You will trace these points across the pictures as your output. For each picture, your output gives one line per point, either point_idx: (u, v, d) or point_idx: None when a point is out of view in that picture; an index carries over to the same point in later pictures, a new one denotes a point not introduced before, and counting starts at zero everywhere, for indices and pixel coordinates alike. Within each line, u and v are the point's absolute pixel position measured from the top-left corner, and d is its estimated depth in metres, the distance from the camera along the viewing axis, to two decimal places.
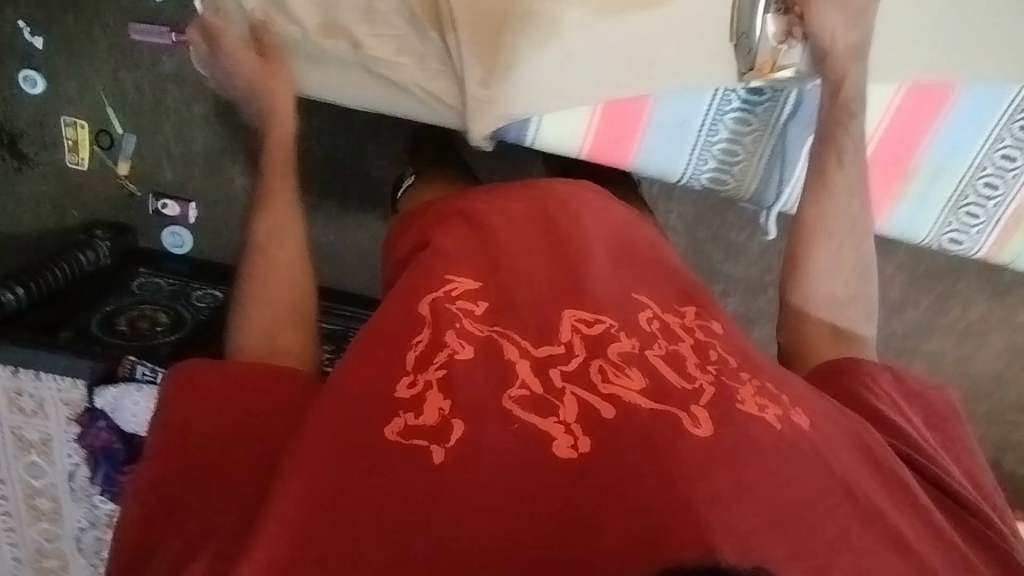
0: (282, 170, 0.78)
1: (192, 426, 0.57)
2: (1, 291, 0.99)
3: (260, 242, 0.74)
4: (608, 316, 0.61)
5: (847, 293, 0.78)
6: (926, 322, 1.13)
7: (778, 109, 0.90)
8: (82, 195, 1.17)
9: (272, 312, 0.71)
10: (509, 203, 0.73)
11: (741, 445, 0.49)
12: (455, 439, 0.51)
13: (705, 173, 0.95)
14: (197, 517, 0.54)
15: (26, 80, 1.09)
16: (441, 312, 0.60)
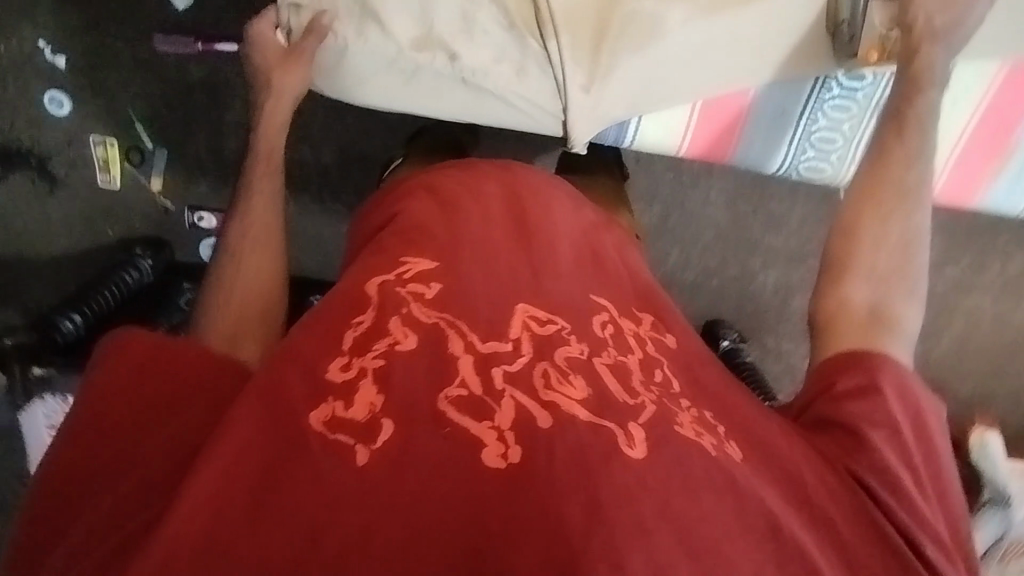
0: (269, 167, 0.84)
1: (125, 397, 0.55)
2: (62, 320, 1.08)
3: (236, 243, 0.78)
4: (562, 319, 0.59)
5: (889, 266, 0.72)
6: (967, 279, 1.26)
7: (879, 92, 0.96)
8: (116, 212, 1.21)
9: (241, 308, 0.72)
10: (478, 184, 0.71)
11: (672, 467, 0.50)
12: (382, 441, 0.48)
13: (803, 162, 1.02)
14: (109, 499, 0.50)
15: (52, 102, 1.14)
16: (387, 296, 0.58)
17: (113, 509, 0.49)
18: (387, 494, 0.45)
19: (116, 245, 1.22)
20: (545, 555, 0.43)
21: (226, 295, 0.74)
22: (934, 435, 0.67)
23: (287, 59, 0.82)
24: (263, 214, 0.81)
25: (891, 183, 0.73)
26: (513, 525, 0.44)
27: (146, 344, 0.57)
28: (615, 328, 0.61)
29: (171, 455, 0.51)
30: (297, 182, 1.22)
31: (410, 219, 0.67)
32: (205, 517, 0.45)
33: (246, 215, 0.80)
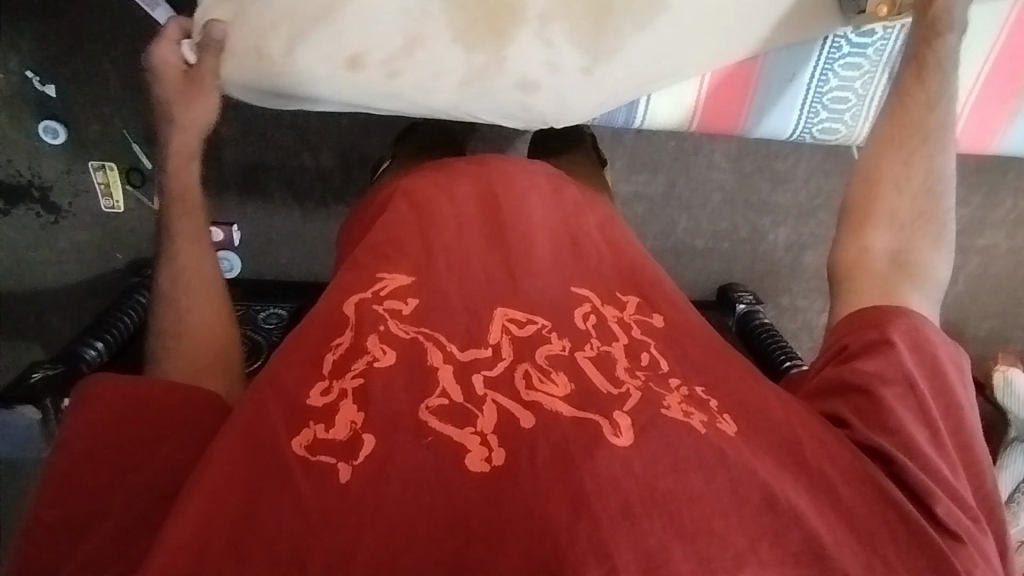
0: (186, 205, 0.75)
1: (104, 443, 0.56)
2: (85, 347, 1.02)
3: (169, 291, 0.73)
4: (541, 317, 0.58)
5: (912, 213, 0.71)
6: (979, 218, 1.28)
7: (891, 46, 0.92)
8: (123, 235, 1.25)
9: (194, 357, 0.70)
10: (451, 181, 0.70)
11: (662, 451, 0.49)
12: (364, 455, 0.48)
13: (816, 125, 0.99)
14: (87, 551, 0.50)
15: (46, 131, 1.14)
16: (365, 313, 0.58)
17: (100, 554, 0.49)
18: (370, 504, 0.46)
19: (127, 268, 1.28)
20: (527, 550, 0.43)
21: (175, 345, 0.71)
22: (954, 387, 0.64)
23: (191, 88, 0.74)
24: (194, 259, 0.74)
25: (911, 125, 0.73)
26: (494, 525, 0.44)
27: (118, 389, 0.58)
28: (598, 319, 0.60)
29: (150, 497, 0.53)
30: (297, 187, 1.21)
31: (389, 224, 0.66)
32: (197, 548, 0.45)
33: (173, 262, 0.74)
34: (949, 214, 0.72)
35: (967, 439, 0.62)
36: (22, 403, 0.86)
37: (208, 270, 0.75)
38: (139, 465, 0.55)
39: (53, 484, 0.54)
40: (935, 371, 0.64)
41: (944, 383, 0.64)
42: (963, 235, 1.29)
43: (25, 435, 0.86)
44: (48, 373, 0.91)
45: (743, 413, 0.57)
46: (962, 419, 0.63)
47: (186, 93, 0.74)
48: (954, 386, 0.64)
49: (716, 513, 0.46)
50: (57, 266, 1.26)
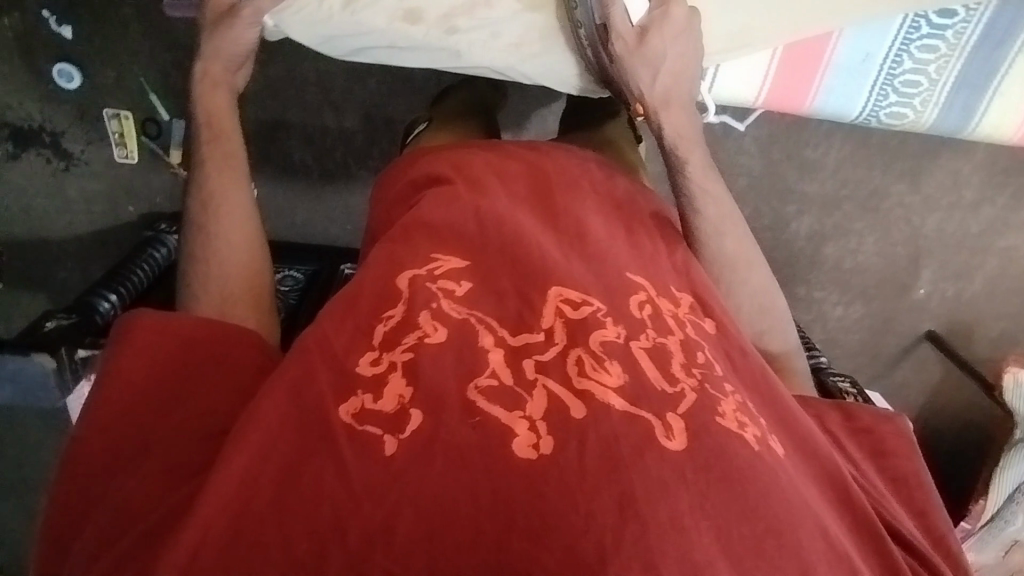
0: (218, 133, 0.70)
1: (143, 383, 0.54)
2: (99, 299, 1.02)
3: (199, 219, 0.67)
4: (596, 299, 0.57)
5: (753, 332, 0.73)
6: (1002, 218, 1.26)
7: (970, 30, 0.85)
8: (135, 186, 1.22)
9: (224, 289, 0.65)
10: (505, 165, 0.71)
11: (716, 458, 0.48)
12: (410, 431, 0.47)
13: (884, 110, 0.91)
14: (128, 488, 0.49)
15: (61, 75, 1.11)
16: (419, 289, 0.57)
17: (141, 491, 0.48)
18: (411, 485, 0.45)
19: (138, 221, 1.25)
20: (575, 545, 0.41)
21: (205, 272, 0.66)
22: (900, 460, 0.65)
23: (228, 19, 0.70)
24: (224, 185, 0.68)
25: (714, 258, 0.72)
26: (539, 516, 0.43)
27: (160, 325, 0.56)
28: (654, 309, 0.59)
29: (197, 433, 0.51)
30: (318, 147, 1.18)
31: (431, 204, 0.65)
32: (237, 504, 0.45)
33: (203, 188, 0.68)
34: (786, 318, 0.74)
35: (923, 509, 0.63)
36: (38, 351, 0.85)
37: (241, 198, 0.69)
38: (181, 402, 0.53)
39: (90, 419, 0.52)
40: (877, 450, 0.66)
41: (886, 459, 0.65)
42: (984, 235, 1.28)
43: (40, 384, 0.86)
44: (63, 324, 0.93)
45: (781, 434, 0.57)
46: (910, 466, 0.65)
47: (223, 20, 0.70)
48: (900, 458, 0.66)
49: (767, 536, 0.45)
50: (66, 215, 1.24)
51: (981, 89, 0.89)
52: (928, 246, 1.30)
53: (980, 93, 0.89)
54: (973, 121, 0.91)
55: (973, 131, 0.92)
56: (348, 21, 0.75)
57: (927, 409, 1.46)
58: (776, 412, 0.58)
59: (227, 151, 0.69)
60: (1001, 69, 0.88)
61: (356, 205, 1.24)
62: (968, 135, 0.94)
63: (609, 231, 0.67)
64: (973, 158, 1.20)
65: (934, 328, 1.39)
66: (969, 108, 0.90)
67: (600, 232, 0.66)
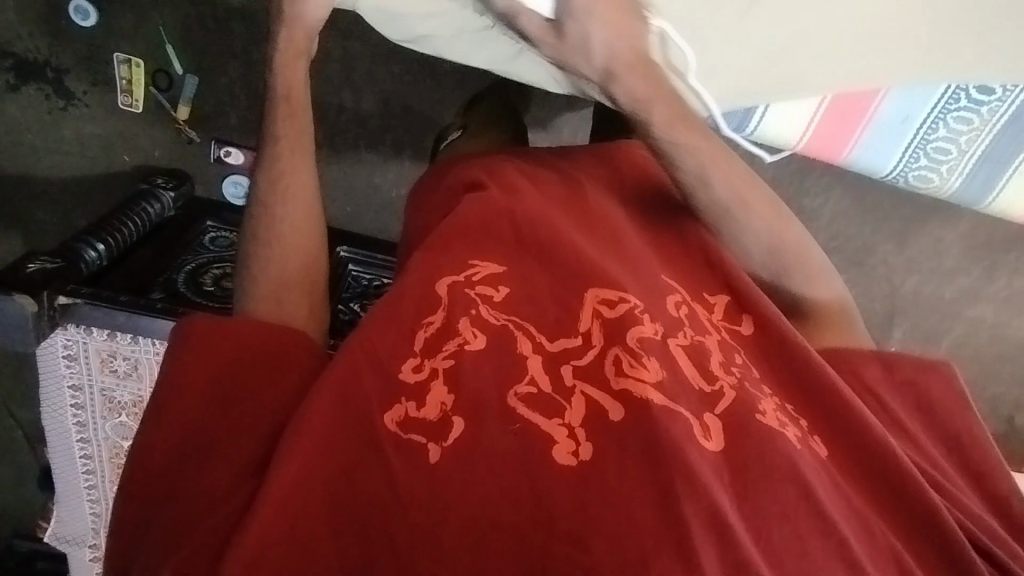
0: (293, 109, 0.69)
1: (198, 387, 0.52)
2: (84, 247, 0.96)
3: (265, 199, 0.67)
4: (633, 297, 0.57)
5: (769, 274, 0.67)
6: (975, 288, 1.31)
7: (1004, 108, 0.86)
8: (134, 137, 1.18)
9: (281, 273, 0.64)
10: (538, 171, 0.72)
11: (755, 463, 0.48)
12: (453, 439, 0.47)
13: (914, 170, 0.95)
14: (191, 494, 0.48)
15: (76, 11, 1.07)
16: (457, 296, 0.56)
17: (203, 501, 0.47)
18: (456, 488, 0.45)
19: (132, 173, 1.20)
20: (616, 546, 0.41)
21: (265, 256, 0.65)
22: (960, 424, 0.69)
23: None
24: (294, 169, 0.68)
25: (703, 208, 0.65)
26: (582, 518, 0.43)
27: (216, 326, 0.54)
28: (689, 310, 0.61)
29: (258, 438, 0.50)
30: (330, 124, 1.17)
31: (468, 209, 0.63)
32: (299, 513, 0.44)
33: (274, 164, 0.68)
34: (810, 250, 0.67)
35: (984, 473, 0.66)
36: (19, 292, 0.80)
37: (308, 181, 0.68)
38: (237, 404, 0.52)
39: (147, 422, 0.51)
40: (928, 409, 0.68)
41: (944, 422, 0.68)
42: (957, 302, 1.33)
43: (15, 326, 0.81)
44: (44, 268, 0.86)
45: (830, 426, 0.59)
46: (970, 432, 0.68)
47: None
48: (956, 419, 0.69)
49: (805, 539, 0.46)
50: (58, 155, 1.19)
51: (1003, 165, 0.92)
52: (904, 306, 1.35)
53: (1002, 168, 0.92)
54: (991, 195, 0.96)
55: (989, 204, 0.97)
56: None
57: None
58: (815, 408, 0.59)
59: (298, 130, 0.69)
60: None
61: (360, 188, 1.23)
62: (983, 207, 0.98)
63: (644, 245, 0.68)
64: (957, 229, 1.25)
65: None
66: (990, 180, 0.94)
67: (636, 244, 0.67)
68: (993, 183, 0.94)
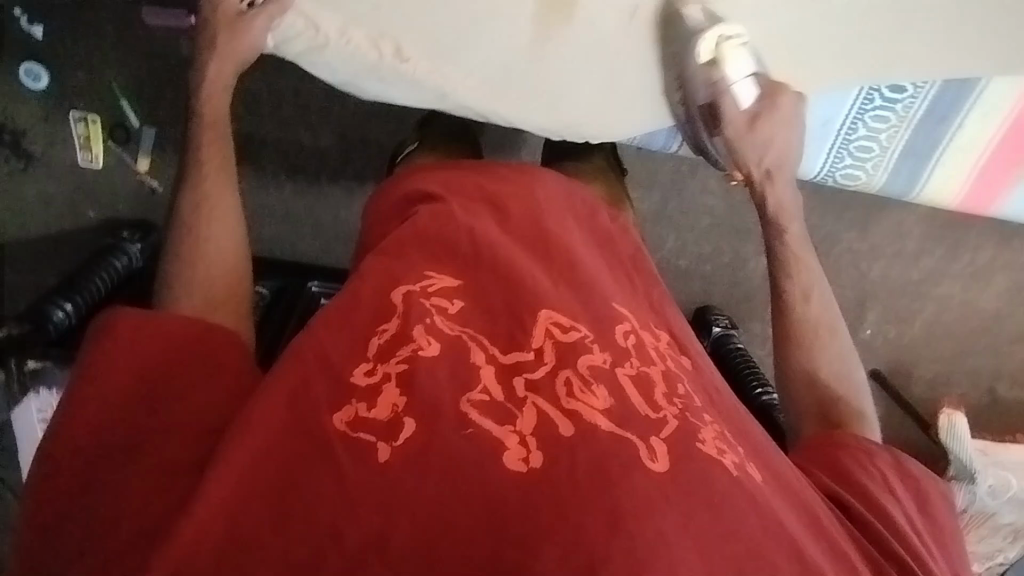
0: (215, 136, 0.77)
1: (131, 390, 0.55)
2: (53, 308, 0.99)
3: (190, 219, 0.74)
4: (583, 326, 0.59)
5: (832, 371, 0.79)
6: (940, 267, 1.34)
7: (917, 105, 0.97)
8: (96, 192, 1.18)
9: (208, 291, 0.70)
10: (486, 183, 0.72)
11: (696, 484, 0.49)
12: (404, 438, 0.48)
13: (840, 170, 1.03)
14: (120, 488, 0.50)
15: (29, 74, 1.08)
16: (413, 304, 0.58)
17: (140, 493, 0.50)
18: (407, 487, 0.46)
19: (99, 227, 1.19)
20: (568, 556, 0.43)
21: (190, 277, 0.71)
22: (942, 520, 0.68)
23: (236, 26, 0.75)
24: (219, 191, 0.75)
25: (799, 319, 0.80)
26: (532, 524, 0.44)
27: (144, 325, 0.58)
28: (637, 340, 0.62)
29: (192, 433, 0.53)
30: (291, 164, 1.19)
31: (428, 219, 0.66)
32: (233, 508, 0.45)
33: (198, 189, 0.75)
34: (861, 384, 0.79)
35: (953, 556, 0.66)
36: None
37: (229, 205, 0.75)
38: (170, 403, 0.55)
39: (75, 416, 0.53)
40: (923, 501, 0.68)
41: (928, 506, 0.68)
42: (924, 283, 1.36)
43: None
44: (11, 334, 0.94)
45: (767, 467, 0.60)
46: (945, 517, 0.68)
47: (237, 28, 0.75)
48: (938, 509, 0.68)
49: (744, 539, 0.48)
50: (18, 217, 1.18)
51: (924, 156, 1.01)
52: (874, 291, 1.36)
53: (925, 159, 1.02)
54: (918, 186, 1.05)
55: (918, 194, 1.06)
56: (343, 50, 0.80)
57: None
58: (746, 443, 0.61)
59: (220, 158, 0.76)
60: (943, 142, 1.00)
61: (327, 222, 1.23)
62: (915, 198, 1.07)
63: (598, 265, 0.69)
64: (915, 211, 1.30)
65: (878, 368, 1.43)
66: (914, 171, 1.03)
67: (590, 263, 0.68)
68: (916, 172, 1.03)
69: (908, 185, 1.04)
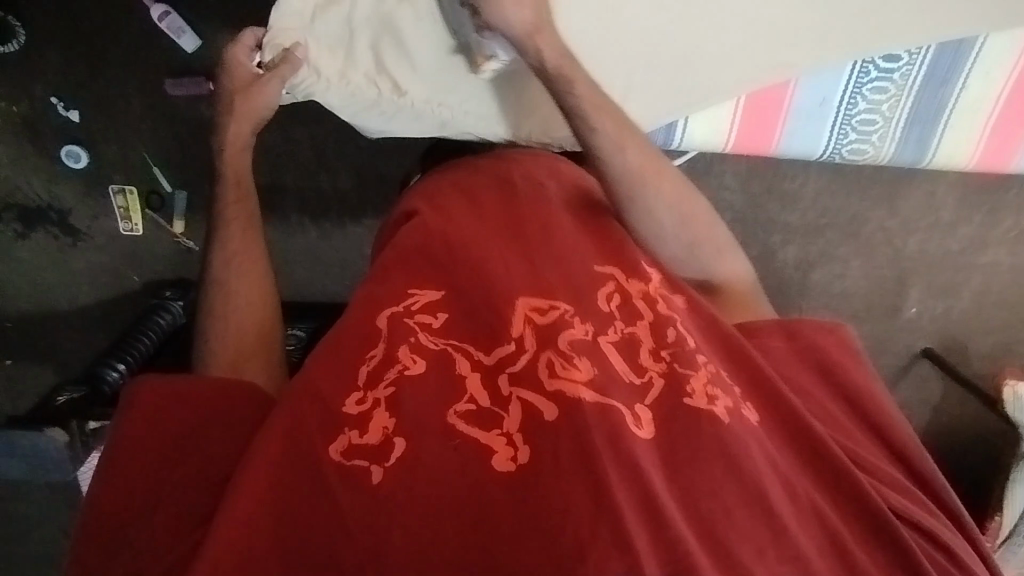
0: (241, 195, 0.81)
1: (154, 451, 0.61)
2: (107, 370, 1.04)
3: (219, 276, 0.79)
4: (563, 302, 0.63)
5: (683, 249, 0.77)
6: (981, 236, 1.26)
7: (915, 71, 0.94)
8: (139, 256, 1.25)
9: (240, 337, 0.76)
10: (473, 180, 0.75)
11: (679, 440, 0.57)
12: (396, 457, 0.54)
13: (845, 146, 1.01)
14: (144, 538, 0.58)
15: (70, 155, 1.16)
16: (396, 326, 0.62)
17: (155, 540, 0.57)
18: (400, 503, 0.51)
19: (143, 290, 1.28)
20: (548, 546, 0.48)
21: (224, 326, 0.77)
22: (867, 384, 0.76)
23: (252, 84, 0.78)
24: (246, 245, 0.81)
25: (623, 181, 0.74)
26: (519, 520, 0.50)
27: (161, 389, 0.64)
28: (621, 297, 0.66)
29: (206, 484, 0.60)
30: (313, 208, 1.23)
31: (409, 233, 0.69)
32: (241, 549, 0.51)
33: (227, 247, 0.80)
34: (712, 217, 0.78)
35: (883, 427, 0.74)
36: (49, 425, 0.86)
37: (257, 256, 0.81)
38: (186, 457, 0.61)
39: (104, 481, 0.60)
40: (828, 370, 0.75)
41: (843, 380, 0.75)
42: (966, 252, 1.28)
43: (54, 458, 0.87)
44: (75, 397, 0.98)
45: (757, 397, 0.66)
46: (863, 383, 0.75)
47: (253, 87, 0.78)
48: (855, 377, 0.76)
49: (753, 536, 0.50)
50: (71, 288, 1.27)
51: (931, 123, 0.99)
52: (913, 267, 1.30)
53: (931, 125, 0.99)
54: (929, 152, 1.02)
55: (931, 159, 1.03)
56: (346, 92, 0.82)
57: (935, 431, 1.42)
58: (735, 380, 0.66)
59: (247, 213, 0.82)
60: (948, 105, 0.97)
61: (352, 259, 1.28)
62: (928, 163, 1.04)
63: (581, 241, 0.70)
64: (947, 178, 1.21)
65: (930, 345, 1.37)
66: (921, 138, 1.00)
67: (576, 240, 0.70)
68: (924, 140, 1.00)
69: (914, 155, 1.02)
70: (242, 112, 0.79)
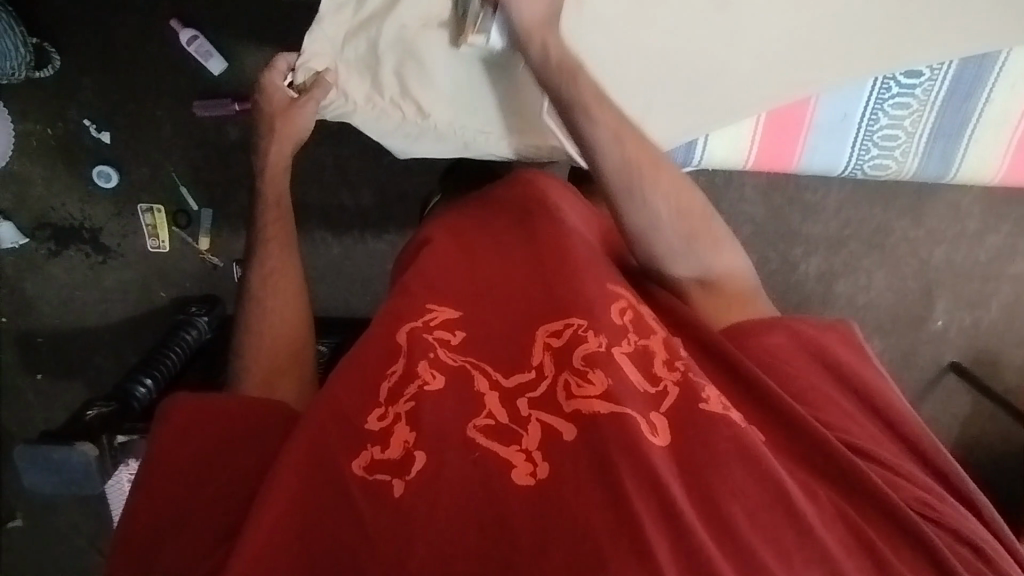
0: (280, 214, 0.83)
1: (188, 465, 0.63)
2: (134, 386, 1.07)
3: (257, 293, 0.81)
4: (577, 318, 0.63)
5: (682, 241, 0.75)
6: (1009, 246, 1.24)
7: (937, 86, 0.94)
8: (167, 273, 1.28)
9: (274, 355, 0.78)
10: (493, 212, 0.77)
11: (702, 458, 0.57)
12: (416, 471, 0.55)
13: (868, 161, 1.00)
14: (177, 553, 0.58)
15: (100, 175, 1.18)
16: (416, 341, 0.63)
17: (188, 553, 0.58)
18: (422, 515, 0.53)
19: (171, 306, 1.30)
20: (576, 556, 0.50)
21: (257, 343, 0.78)
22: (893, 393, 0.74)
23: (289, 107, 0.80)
24: (281, 264, 0.83)
25: (617, 167, 0.73)
26: (544, 535, 0.51)
27: (194, 405, 0.66)
28: (634, 312, 0.66)
29: (227, 500, 0.61)
30: (335, 224, 1.26)
31: (429, 259, 0.71)
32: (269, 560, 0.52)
33: (264, 265, 0.82)
34: (711, 212, 0.76)
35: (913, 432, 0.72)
36: (81, 440, 0.87)
37: (292, 274, 0.83)
38: (219, 473, 0.62)
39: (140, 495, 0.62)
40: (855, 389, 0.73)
41: (868, 390, 0.73)
42: (993, 263, 1.26)
43: (79, 472, 0.87)
44: (103, 412, 0.98)
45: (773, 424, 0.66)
46: (889, 394, 0.74)
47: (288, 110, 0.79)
48: (877, 386, 0.74)
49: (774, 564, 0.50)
50: (101, 304, 1.30)
51: (954, 137, 0.98)
52: (939, 278, 1.28)
53: (955, 139, 0.98)
54: (954, 166, 1.01)
55: (955, 175, 1.02)
56: (370, 115, 0.83)
57: (963, 444, 1.39)
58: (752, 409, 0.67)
59: (283, 231, 0.84)
60: (972, 120, 0.97)
61: (374, 274, 1.30)
62: (951, 179, 1.03)
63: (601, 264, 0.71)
64: (973, 189, 1.19)
65: (958, 359, 1.34)
66: (945, 152, 0.99)
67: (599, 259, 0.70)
68: (949, 155, 0.99)
69: (940, 171, 1.01)
70: (276, 131, 0.81)
